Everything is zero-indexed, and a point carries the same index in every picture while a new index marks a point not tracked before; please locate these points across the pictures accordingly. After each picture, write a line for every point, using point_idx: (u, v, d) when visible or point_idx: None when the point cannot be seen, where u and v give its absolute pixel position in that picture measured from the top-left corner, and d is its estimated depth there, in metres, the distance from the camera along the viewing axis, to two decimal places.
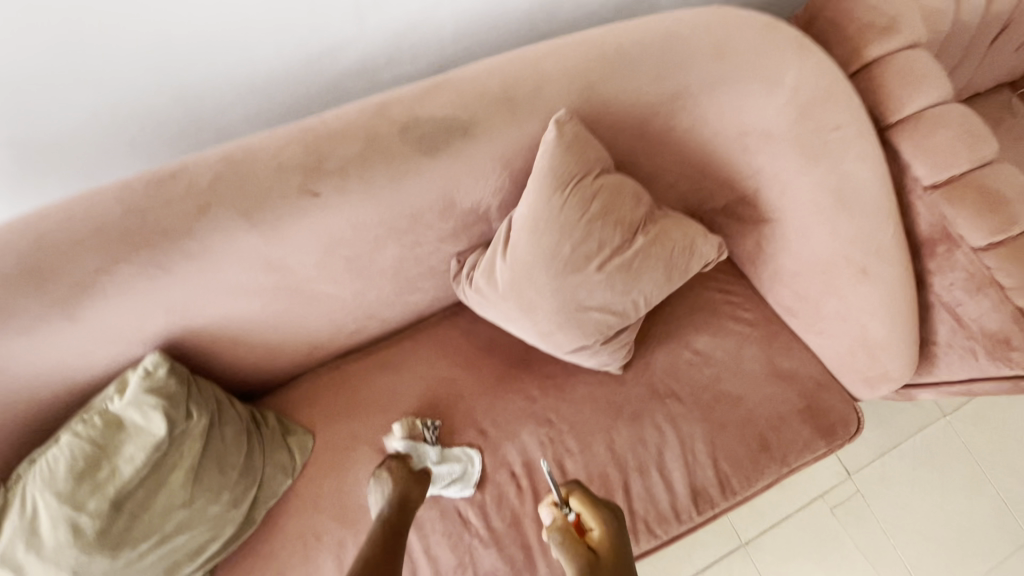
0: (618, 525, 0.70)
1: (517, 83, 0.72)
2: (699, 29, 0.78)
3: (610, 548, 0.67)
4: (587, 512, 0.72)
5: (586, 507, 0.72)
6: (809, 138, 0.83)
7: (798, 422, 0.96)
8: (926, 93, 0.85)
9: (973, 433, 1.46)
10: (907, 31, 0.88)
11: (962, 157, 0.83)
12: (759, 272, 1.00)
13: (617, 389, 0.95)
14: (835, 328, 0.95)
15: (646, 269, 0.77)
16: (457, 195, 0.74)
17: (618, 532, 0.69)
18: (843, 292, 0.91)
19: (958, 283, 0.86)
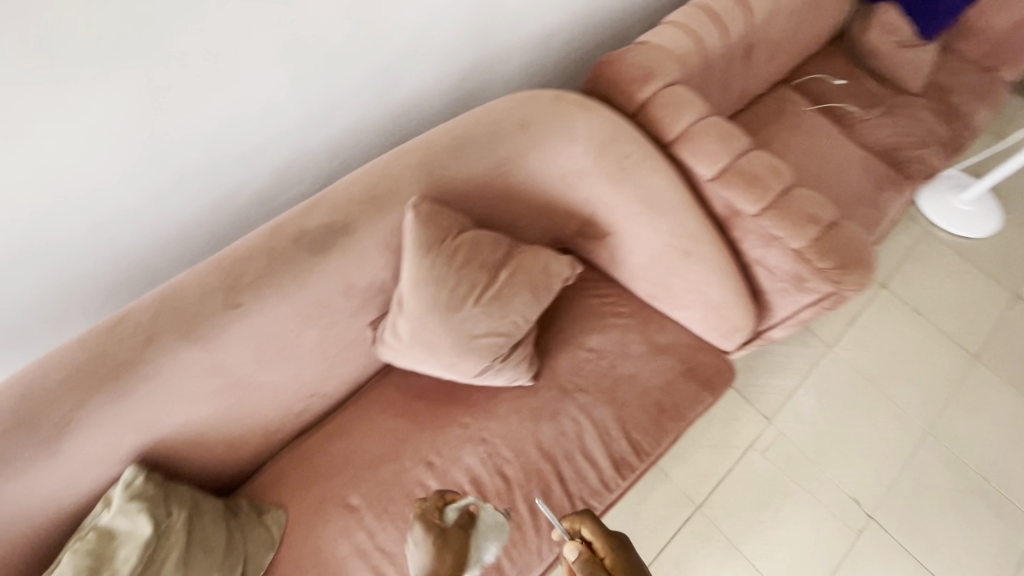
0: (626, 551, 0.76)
1: (376, 184, 0.94)
2: (506, 112, 1.04)
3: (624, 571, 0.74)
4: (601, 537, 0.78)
5: (594, 534, 0.79)
6: (611, 168, 1.09)
7: (684, 383, 1.18)
8: (687, 115, 1.15)
9: (855, 355, 1.73)
10: (661, 75, 1.19)
11: (723, 154, 1.12)
12: (621, 273, 1.24)
13: (534, 397, 1.13)
14: (687, 300, 1.19)
15: (515, 295, 0.99)
16: (353, 277, 0.94)
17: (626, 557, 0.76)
18: (681, 272, 1.16)
19: (755, 242, 1.13)
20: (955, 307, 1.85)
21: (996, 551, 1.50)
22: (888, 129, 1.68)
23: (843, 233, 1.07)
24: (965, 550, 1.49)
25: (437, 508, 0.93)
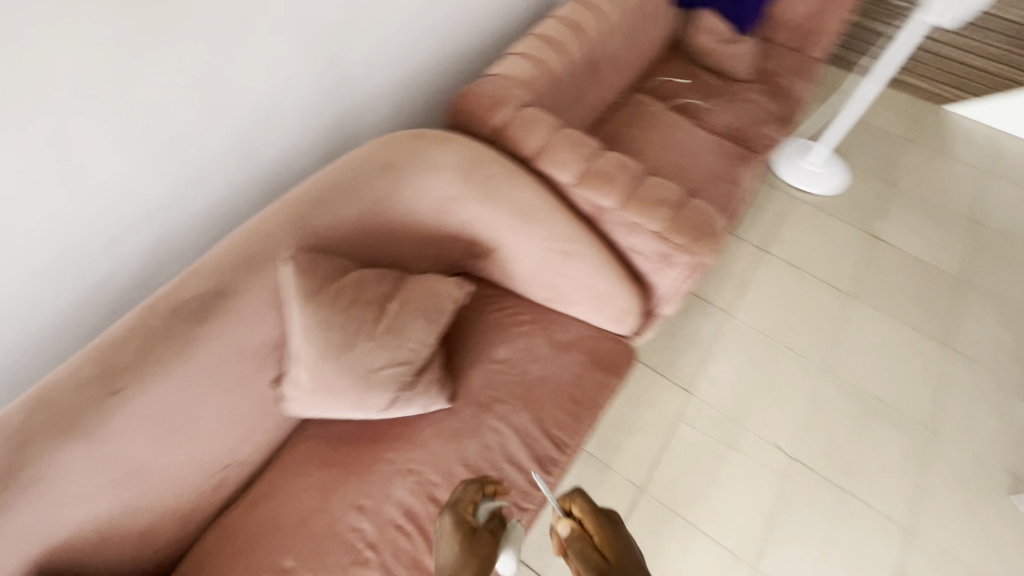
0: (614, 531, 0.75)
1: (250, 245, 0.97)
2: (370, 157, 1.11)
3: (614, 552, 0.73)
4: (594, 520, 0.75)
5: (585, 513, 0.75)
6: (479, 191, 1.18)
7: (592, 373, 1.26)
8: (539, 132, 1.27)
9: (750, 316, 1.92)
10: (511, 101, 1.31)
11: (577, 160, 1.25)
12: (516, 284, 1.32)
13: (454, 417, 1.17)
14: (578, 297, 1.29)
15: (408, 324, 1.03)
16: (242, 339, 0.95)
17: (614, 538, 0.74)
18: (565, 272, 1.26)
19: (624, 232, 1.25)
20: (821, 257, 2.10)
21: (902, 460, 1.68)
22: (730, 115, 1.91)
23: (691, 210, 1.23)
24: (876, 467, 1.66)
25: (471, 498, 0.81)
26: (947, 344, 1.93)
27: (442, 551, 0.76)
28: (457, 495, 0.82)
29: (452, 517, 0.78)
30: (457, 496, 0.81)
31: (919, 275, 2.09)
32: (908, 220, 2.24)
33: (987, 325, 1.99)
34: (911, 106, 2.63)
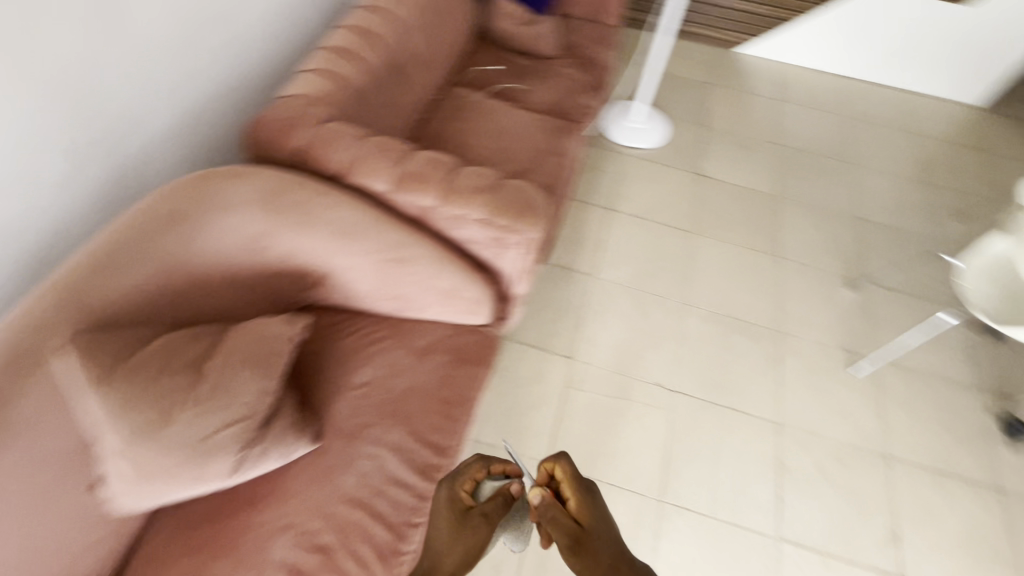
0: (588, 499, 0.95)
1: (11, 345, 0.84)
2: (150, 211, 1.00)
3: (585, 515, 0.93)
4: (573, 485, 0.95)
5: (565, 482, 0.95)
6: (289, 219, 1.12)
7: (458, 371, 1.27)
8: (343, 146, 1.24)
9: (611, 273, 2.04)
10: (306, 122, 1.27)
11: (388, 167, 1.23)
12: (362, 303, 1.29)
13: (323, 456, 1.12)
14: (425, 300, 1.28)
15: (233, 379, 0.96)
16: (29, 452, 0.84)
17: (588, 505, 0.94)
18: (404, 279, 1.24)
19: (453, 226, 1.25)
20: (663, 204, 2.28)
21: (762, 363, 1.88)
22: (546, 92, 2.00)
23: (508, 189, 1.27)
24: (743, 376, 1.85)
25: (471, 479, 1.02)
26: (778, 256, 2.18)
27: (441, 513, 1.00)
28: (463, 471, 1.02)
29: (452, 490, 1.00)
30: (459, 477, 1.01)
31: (744, 201, 2.35)
32: (726, 156, 2.51)
33: (805, 232, 2.28)
34: (709, 57, 2.94)
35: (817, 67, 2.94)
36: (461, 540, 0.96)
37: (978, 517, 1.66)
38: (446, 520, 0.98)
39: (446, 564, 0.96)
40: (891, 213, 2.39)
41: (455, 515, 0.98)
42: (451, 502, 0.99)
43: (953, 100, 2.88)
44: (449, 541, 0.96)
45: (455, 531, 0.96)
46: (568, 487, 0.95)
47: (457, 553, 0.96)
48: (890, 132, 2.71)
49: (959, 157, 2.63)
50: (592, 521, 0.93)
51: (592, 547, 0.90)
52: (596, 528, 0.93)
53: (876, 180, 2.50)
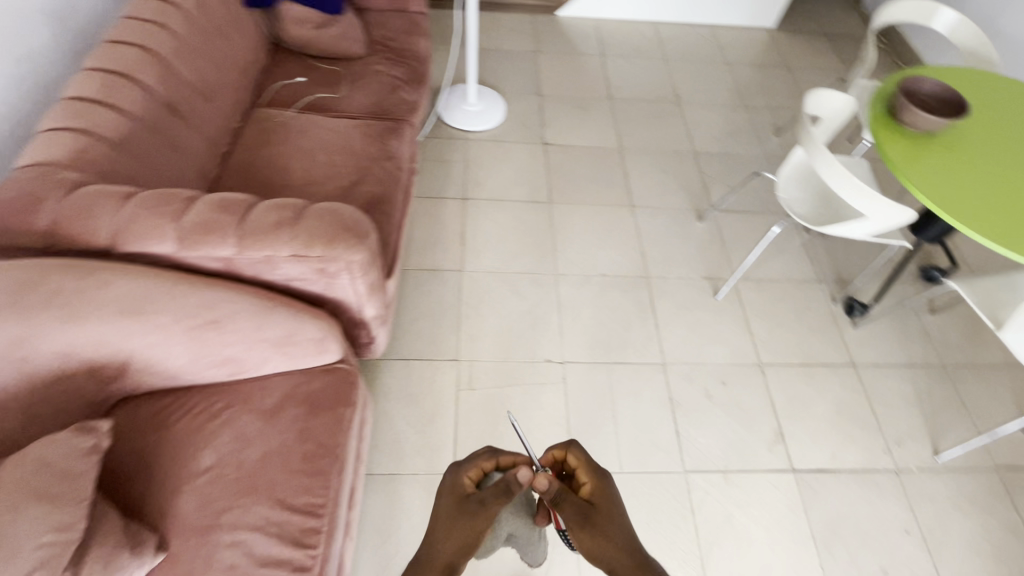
0: (603, 483, 0.95)
1: None
2: None
3: (598, 499, 0.93)
4: (585, 469, 0.96)
5: (581, 467, 0.96)
6: (37, 312, 0.96)
7: (315, 420, 1.16)
8: (105, 213, 1.06)
9: (480, 262, 2.01)
10: (54, 194, 1.08)
11: (167, 224, 1.07)
12: (187, 377, 1.14)
13: (174, 562, 0.98)
14: (260, 356, 1.15)
15: (18, 521, 0.84)
16: None
17: (604, 489, 0.94)
18: (225, 341, 1.11)
19: (267, 268, 1.12)
20: (515, 181, 2.27)
21: (639, 312, 1.96)
22: (360, 95, 1.88)
23: (314, 216, 1.13)
24: (624, 329, 1.91)
25: (477, 471, 0.95)
26: (632, 205, 2.27)
27: (443, 502, 0.92)
28: (470, 459, 0.96)
29: (457, 477, 0.93)
30: (466, 467, 0.94)
31: (593, 160, 2.41)
32: (566, 120, 2.55)
33: (652, 176, 2.39)
34: (531, 27, 2.97)
35: (632, 18, 3.06)
36: (462, 530, 0.87)
37: (842, 394, 1.85)
38: (448, 509, 0.90)
39: (443, 557, 0.86)
40: (722, 141, 2.57)
41: (458, 504, 0.89)
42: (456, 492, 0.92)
43: (753, 26, 3.14)
44: (448, 534, 0.87)
45: (455, 522, 0.88)
46: (580, 472, 0.96)
47: (456, 546, 0.87)
48: (707, 66, 2.90)
49: (768, 77, 2.89)
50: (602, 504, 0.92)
51: (602, 527, 0.88)
52: (605, 510, 0.92)
53: (704, 113, 2.67)
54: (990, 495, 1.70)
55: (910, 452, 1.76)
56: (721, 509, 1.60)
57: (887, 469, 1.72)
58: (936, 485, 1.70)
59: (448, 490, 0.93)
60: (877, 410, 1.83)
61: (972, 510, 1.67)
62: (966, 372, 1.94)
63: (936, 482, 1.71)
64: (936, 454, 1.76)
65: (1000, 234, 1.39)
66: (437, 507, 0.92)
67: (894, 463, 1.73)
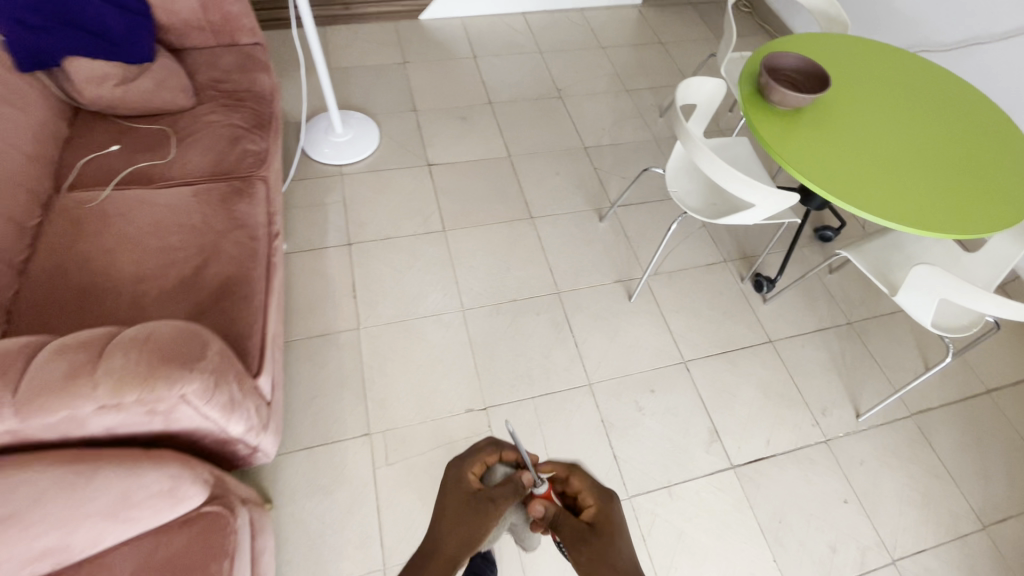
0: (607, 498, 0.90)
1: None
2: None
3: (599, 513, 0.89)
4: (587, 489, 0.91)
5: (583, 483, 0.92)
6: None
7: None
8: None
9: (377, 314, 1.81)
10: None
11: None
12: None
13: None
14: (86, 535, 0.90)
15: None
16: None
17: (606, 506, 0.89)
18: (26, 536, 0.84)
19: (72, 427, 0.89)
20: (404, 212, 2.08)
21: (556, 333, 1.85)
22: (195, 154, 1.60)
23: (117, 356, 0.90)
24: (544, 355, 1.80)
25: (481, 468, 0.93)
26: (532, 216, 2.15)
27: (447, 497, 0.89)
28: (474, 453, 0.94)
29: (462, 472, 0.91)
30: (471, 461, 0.93)
31: (483, 173, 2.25)
32: (448, 134, 2.37)
33: (548, 180, 2.27)
34: (394, 35, 2.74)
35: (500, 11, 2.92)
36: (465, 526, 0.84)
37: (765, 375, 1.86)
38: (453, 504, 0.87)
39: (447, 552, 0.82)
40: (611, 130, 2.50)
41: (464, 502, 0.87)
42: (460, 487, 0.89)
43: (622, 4, 3.09)
44: (450, 529, 0.84)
45: (459, 519, 0.85)
46: (583, 494, 0.91)
47: (458, 541, 0.83)
48: (584, 53, 2.82)
49: (646, 56, 2.85)
50: (604, 527, 0.86)
51: (604, 544, 0.83)
52: (608, 533, 0.85)
53: (589, 104, 2.59)
54: (910, 445, 1.77)
55: (836, 419, 1.79)
56: (671, 527, 1.55)
57: (818, 443, 1.74)
58: (864, 447, 1.75)
59: (453, 485, 0.91)
60: (800, 383, 1.85)
61: (898, 464, 1.73)
62: (872, 327, 2.01)
63: (862, 443, 1.75)
64: (858, 416, 1.80)
65: (880, 203, 1.39)
66: (440, 502, 0.90)
67: (823, 434, 1.75)
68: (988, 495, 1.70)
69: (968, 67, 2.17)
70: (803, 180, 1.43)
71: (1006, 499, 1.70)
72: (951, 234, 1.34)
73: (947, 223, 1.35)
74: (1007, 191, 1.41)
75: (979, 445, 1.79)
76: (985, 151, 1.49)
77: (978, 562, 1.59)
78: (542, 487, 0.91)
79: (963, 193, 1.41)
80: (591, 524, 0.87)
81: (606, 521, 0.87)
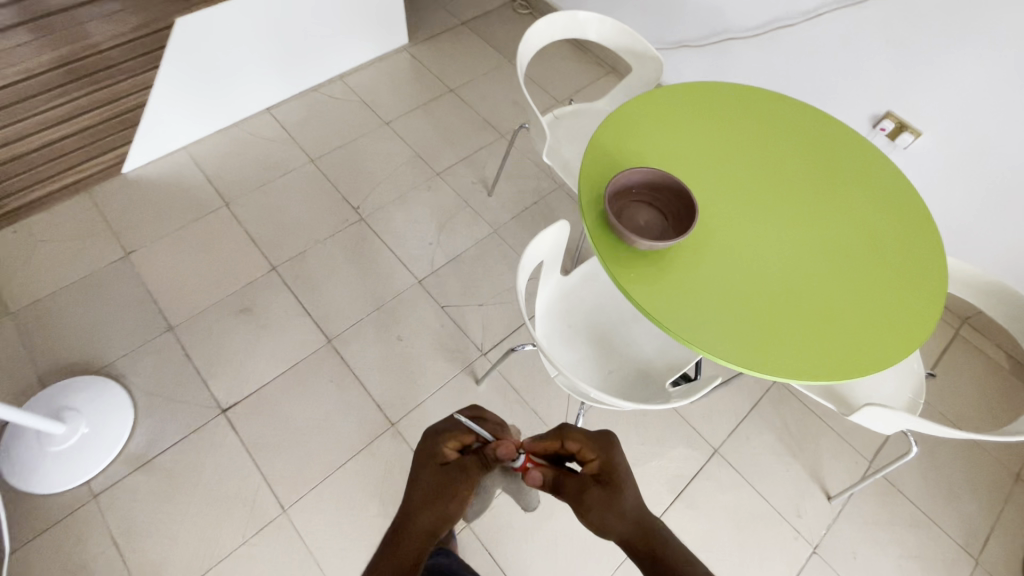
0: (610, 445, 0.92)
1: None
2: None
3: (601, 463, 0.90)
4: (588, 446, 0.93)
5: (582, 439, 0.93)
6: None
7: None
8: None
9: None
10: None
11: None
12: None
13: None
14: None
15: None
16: None
17: (607, 453, 0.91)
18: None
19: None
20: (217, 512, 1.44)
21: None
22: None
23: None
24: None
25: (456, 444, 0.88)
26: (393, 421, 1.62)
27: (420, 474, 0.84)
28: (441, 428, 0.91)
29: (433, 446, 0.87)
30: (446, 437, 0.88)
31: (305, 387, 1.64)
32: (234, 344, 1.69)
33: (392, 353, 1.73)
34: (94, 214, 1.89)
35: (233, 97, 2.11)
36: (447, 501, 0.79)
37: (729, 501, 1.60)
38: (427, 479, 0.82)
39: (423, 522, 0.74)
40: (441, 240, 1.98)
41: (444, 471, 0.82)
42: (438, 465, 0.84)
43: (386, 53, 2.48)
44: (435, 500, 0.78)
45: (443, 490, 0.80)
46: (584, 451, 0.93)
47: (446, 512, 0.77)
48: (367, 139, 2.20)
49: (441, 114, 2.31)
50: (609, 477, 0.88)
51: (608, 499, 0.83)
52: (615, 482, 0.86)
53: (401, 213, 2.03)
54: (885, 503, 1.63)
55: (812, 515, 1.60)
56: None
57: (809, 559, 1.54)
58: (848, 536, 1.58)
59: (426, 460, 0.86)
60: (762, 488, 1.62)
61: (884, 533, 1.59)
62: None
63: (844, 529, 1.59)
64: (830, 497, 1.62)
65: (825, 343, 1.08)
66: (411, 479, 0.84)
67: (808, 542, 1.56)
68: (964, 518, 1.63)
69: (780, 51, 1.95)
70: (743, 368, 1.05)
71: (980, 513, 1.64)
72: (914, 348, 1.09)
73: (904, 336, 1.10)
74: (911, 243, 1.21)
75: (935, 461, 1.71)
76: (864, 200, 1.26)
77: None
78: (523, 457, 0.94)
79: (883, 290, 1.15)
80: (594, 478, 0.88)
81: (609, 475, 0.88)
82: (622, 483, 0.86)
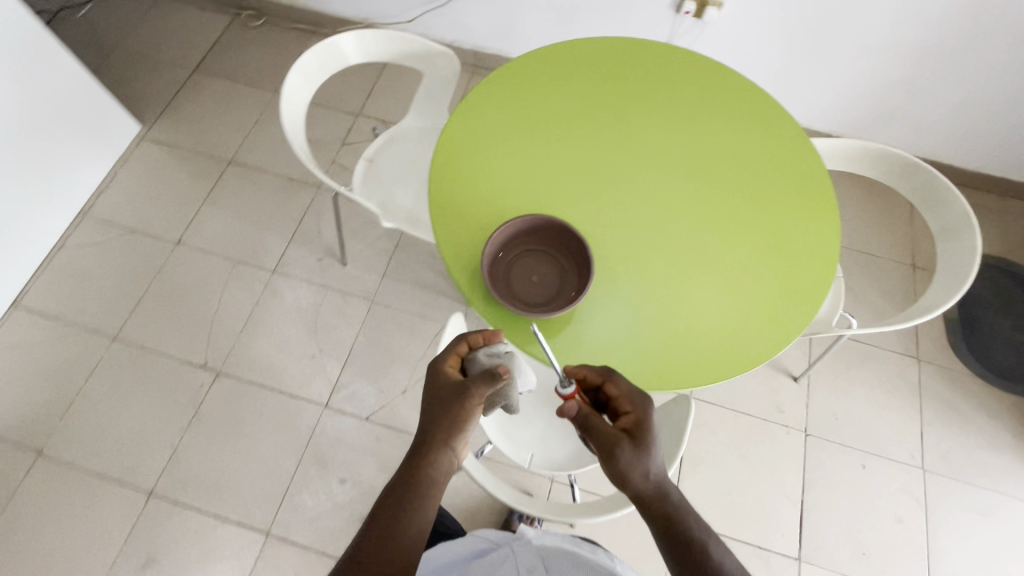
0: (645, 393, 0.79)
1: None
2: None
3: (638, 413, 0.77)
4: (626, 398, 0.79)
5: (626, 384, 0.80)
6: None
7: None
8: None
9: None
10: None
11: None
12: None
13: None
14: None
15: None
16: None
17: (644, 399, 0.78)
18: None
19: None
20: None
21: None
22: None
23: None
24: None
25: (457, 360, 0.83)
26: None
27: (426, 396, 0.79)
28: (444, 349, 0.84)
29: (435, 369, 0.81)
30: (447, 353, 0.83)
31: None
32: None
33: (345, 500, 1.49)
34: None
35: None
36: (440, 442, 0.75)
37: (723, 438, 1.63)
38: (433, 406, 0.77)
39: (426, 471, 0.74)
40: (322, 345, 1.68)
41: (449, 394, 0.77)
42: (443, 390, 0.78)
43: (122, 155, 1.93)
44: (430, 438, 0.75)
45: (444, 422, 0.76)
46: (623, 399, 0.80)
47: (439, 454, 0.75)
48: (167, 274, 1.75)
49: (236, 197, 1.88)
50: (643, 436, 0.76)
51: (637, 458, 0.74)
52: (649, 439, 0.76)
53: (261, 340, 1.67)
54: (837, 357, 1.75)
55: (790, 404, 1.68)
56: None
57: (807, 444, 1.63)
58: (824, 402, 1.69)
59: (430, 383, 0.81)
60: (743, 406, 1.67)
61: (848, 382, 1.72)
62: None
63: (818, 399, 1.69)
64: (797, 379, 1.70)
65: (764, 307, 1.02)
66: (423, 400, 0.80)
67: (799, 430, 1.65)
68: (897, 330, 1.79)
69: None
70: (712, 381, 0.97)
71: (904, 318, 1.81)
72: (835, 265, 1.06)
73: (822, 260, 1.06)
74: (781, 156, 1.15)
75: (856, 293, 1.83)
76: (723, 132, 1.17)
77: (943, 394, 1.71)
78: (573, 384, 0.84)
79: (784, 221, 1.09)
80: (626, 431, 0.77)
81: (647, 436, 0.76)
82: (655, 443, 0.76)
